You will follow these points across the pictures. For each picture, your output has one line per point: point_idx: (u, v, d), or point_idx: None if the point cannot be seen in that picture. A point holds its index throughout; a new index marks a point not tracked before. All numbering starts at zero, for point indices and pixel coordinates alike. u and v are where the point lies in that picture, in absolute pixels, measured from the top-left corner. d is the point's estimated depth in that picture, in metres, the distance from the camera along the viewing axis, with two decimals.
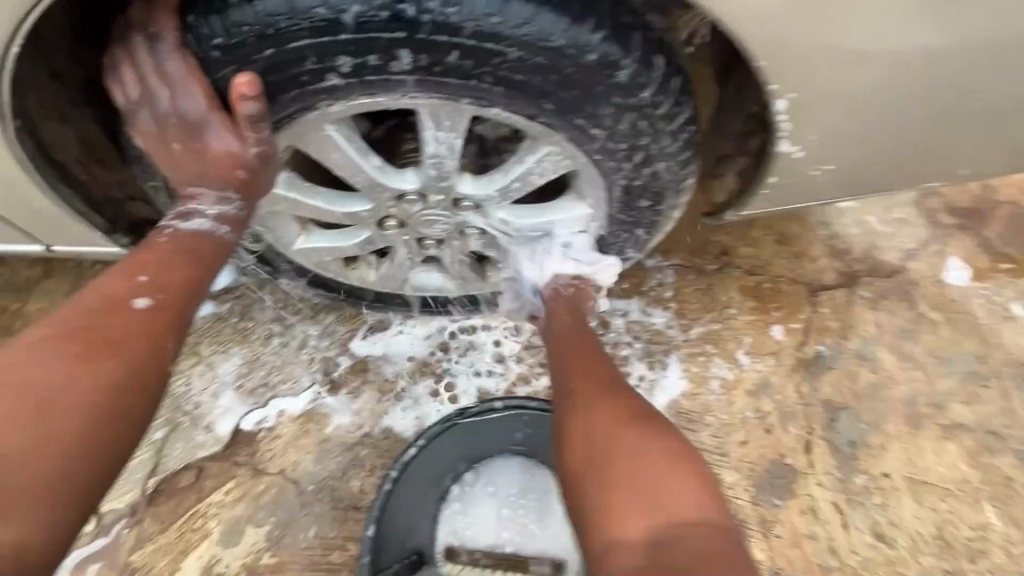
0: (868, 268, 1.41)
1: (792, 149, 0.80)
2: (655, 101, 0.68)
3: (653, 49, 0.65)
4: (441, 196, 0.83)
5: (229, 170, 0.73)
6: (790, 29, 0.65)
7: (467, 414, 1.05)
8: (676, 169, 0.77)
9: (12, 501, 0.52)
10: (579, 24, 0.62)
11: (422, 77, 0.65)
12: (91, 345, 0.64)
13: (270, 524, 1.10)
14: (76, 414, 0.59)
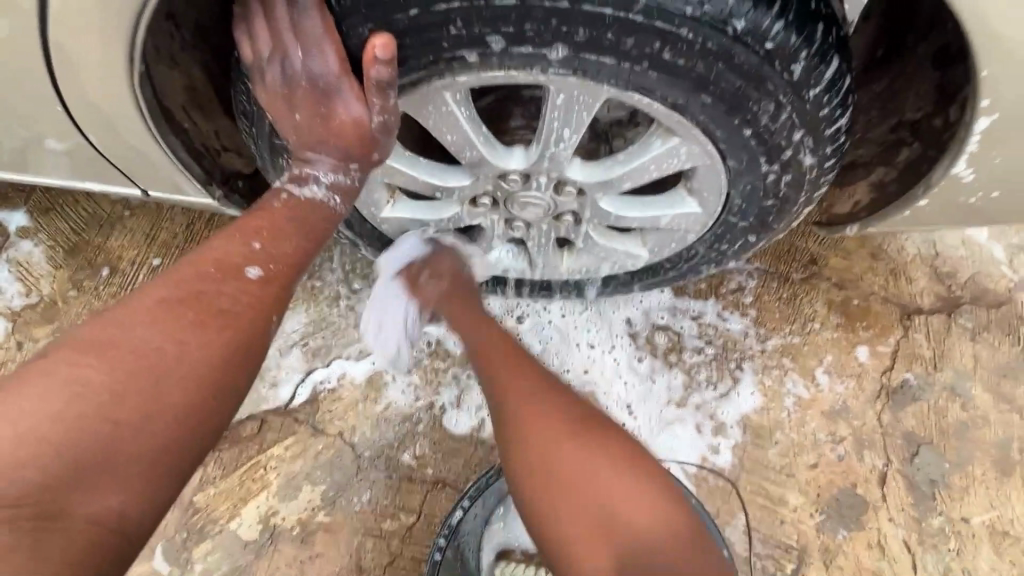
0: (971, 296, 1.29)
1: (964, 170, 0.71)
2: (818, 105, 0.61)
3: (832, 46, 0.59)
4: (545, 179, 0.79)
5: (353, 137, 0.71)
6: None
7: None
8: (815, 177, 0.71)
9: (129, 467, 0.55)
10: (760, 7, 0.55)
11: (574, 54, 0.59)
12: (206, 316, 0.64)
13: (327, 484, 1.12)
14: (180, 394, 0.59)
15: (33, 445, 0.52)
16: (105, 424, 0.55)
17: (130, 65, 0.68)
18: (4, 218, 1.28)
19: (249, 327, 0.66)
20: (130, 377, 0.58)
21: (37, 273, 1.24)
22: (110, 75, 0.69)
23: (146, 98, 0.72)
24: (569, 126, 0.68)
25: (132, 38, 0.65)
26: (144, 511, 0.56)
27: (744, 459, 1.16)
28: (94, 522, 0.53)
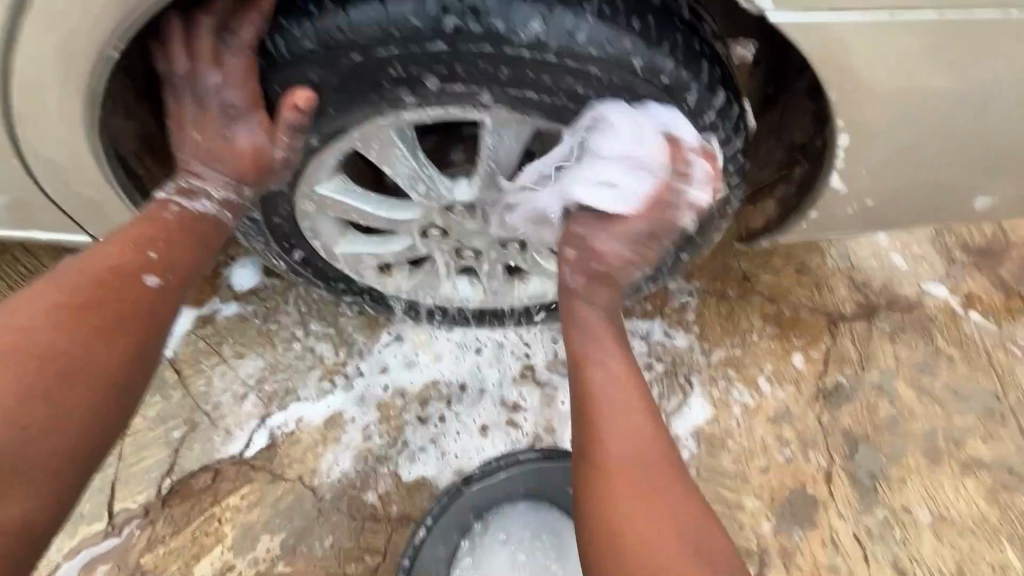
0: (886, 301, 1.43)
1: (838, 185, 0.83)
2: (715, 127, 0.72)
3: (718, 80, 0.70)
4: (488, 209, 0.85)
5: (246, 161, 0.74)
6: (866, 61, 0.67)
7: (473, 479, 1.02)
8: (724, 193, 0.81)
9: (30, 472, 0.56)
10: (653, 48, 0.65)
11: (502, 91, 0.67)
12: (109, 322, 0.65)
13: (286, 532, 1.08)
14: (85, 393, 0.60)
15: None
16: (18, 430, 0.56)
17: (90, 110, 0.70)
18: None
19: (151, 329, 0.68)
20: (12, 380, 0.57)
21: None
22: (69, 120, 0.71)
23: (105, 145, 0.75)
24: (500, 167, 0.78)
25: (94, 85, 0.67)
26: (52, 513, 0.57)
27: (700, 468, 1.20)
28: (9, 519, 0.54)
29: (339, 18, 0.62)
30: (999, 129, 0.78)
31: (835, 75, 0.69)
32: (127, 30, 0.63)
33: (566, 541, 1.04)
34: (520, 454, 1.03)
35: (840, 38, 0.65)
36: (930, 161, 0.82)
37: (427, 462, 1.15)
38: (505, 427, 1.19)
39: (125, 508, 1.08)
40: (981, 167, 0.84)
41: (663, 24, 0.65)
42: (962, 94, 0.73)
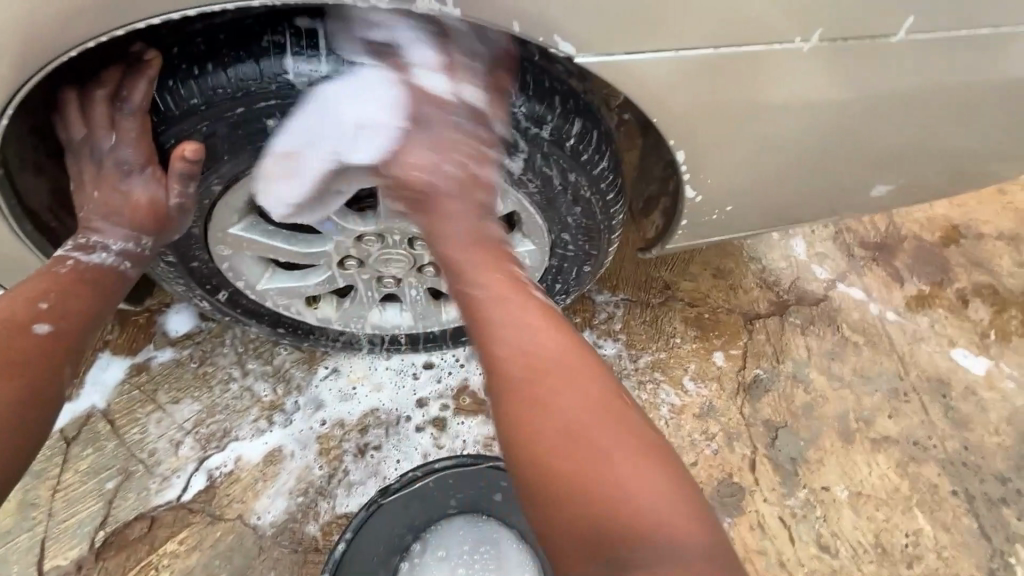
0: (796, 297, 1.55)
1: (693, 194, 0.93)
2: (580, 151, 0.82)
3: (573, 111, 0.80)
4: (398, 237, 0.93)
5: (142, 211, 0.80)
6: (681, 90, 0.77)
7: (390, 492, 1.05)
8: (604, 207, 0.90)
9: None
10: (503, 88, 0.77)
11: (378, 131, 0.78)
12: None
13: (226, 573, 1.08)
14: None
15: None
16: None
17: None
18: None
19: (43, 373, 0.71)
20: None
21: None
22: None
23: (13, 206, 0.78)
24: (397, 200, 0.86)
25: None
26: None
27: None
28: None
29: (218, 76, 0.71)
30: (832, 138, 0.89)
31: (656, 104, 0.78)
32: (14, 101, 0.67)
33: (504, 551, 1.08)
34: (434, 466, 1.07)
35: (649, 74, 0.74)
36: (778, 168, 0.92)
37: (368, 488, 1.17)
38: (443, 447, 1.23)
39: (56, 566, 1.06)
40: (830, 172, 0.96)
41: (512, 67, 0.77)
42: (788, 110, 0.83)
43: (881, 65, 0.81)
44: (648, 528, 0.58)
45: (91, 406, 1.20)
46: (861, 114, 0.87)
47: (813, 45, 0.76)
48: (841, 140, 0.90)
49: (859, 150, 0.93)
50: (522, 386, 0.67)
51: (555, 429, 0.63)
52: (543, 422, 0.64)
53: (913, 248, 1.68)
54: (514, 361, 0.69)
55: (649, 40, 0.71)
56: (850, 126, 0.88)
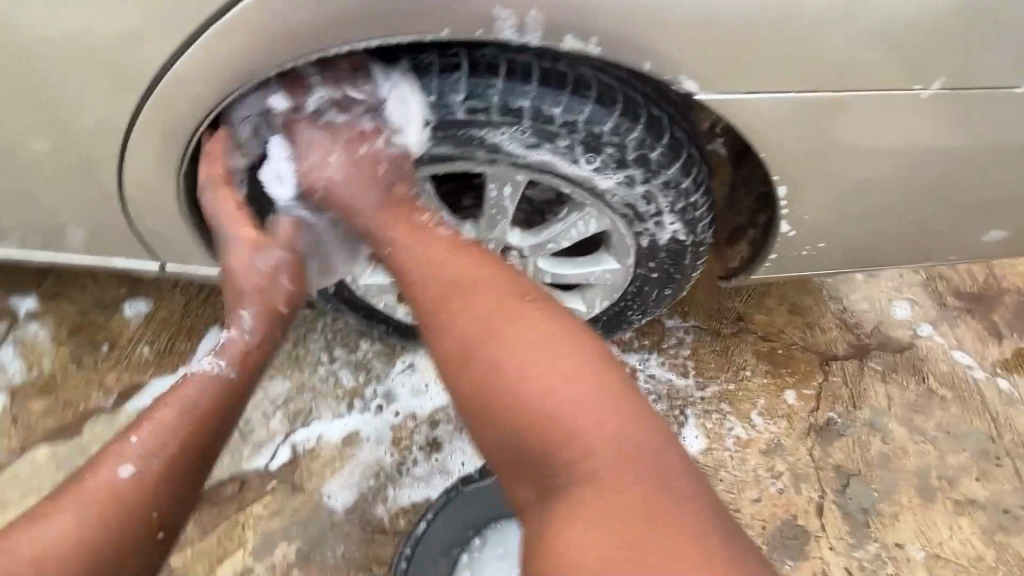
0: (878, 342, 1.49)
1: (788, 229, 0.94)
2: (678, 183, 0.87)
3: (681, 142, 0.85)
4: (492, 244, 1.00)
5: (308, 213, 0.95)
6: (793, 129, 0.79)
7: (471, 482, 1.10)
8: (694, 235, 0.95)
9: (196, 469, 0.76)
10: (621, 115, 0.80)
11: (493, 149, 0.85)
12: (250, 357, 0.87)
13: (302, 540, 1.17)
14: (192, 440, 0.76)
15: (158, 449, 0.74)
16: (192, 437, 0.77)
17: (178, 164, 0.88)
18: (15, 303, 1.42)
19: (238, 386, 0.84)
20: (195, 400, 0.79)
21: (41, 350, 1.37)
22: (162, 169, 0.88)
23: (184, 190, 0.92)
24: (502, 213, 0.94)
25: (186, 146, 0.85)
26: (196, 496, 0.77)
27: None
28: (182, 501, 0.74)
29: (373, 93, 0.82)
30: (941, 181, 0.88)
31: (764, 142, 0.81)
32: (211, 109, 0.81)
33: None
34: None
35: (764, 112, 0.77)
36: (878, 207, 0.91)
37: (433, 480, 1.23)
38: None
39: None
40: (936, 217, 0.94)
41: (632, 97, 0.81)
42: (897, 153, 0.83)
43: (999, 115, 0.81)
44: (691, 542, 0.58)
45: None
46: (975, 161, 0.86)
47: (934, 92, 0.77)
48: (950, 186, 0.89)
49: (969, 197, 0.91)
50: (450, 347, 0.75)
51: (623, 480, 0.62)
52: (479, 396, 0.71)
53: (1014, 302, 1.57)
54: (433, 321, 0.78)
55: (770, 81, 0.74)
56: (962, 171, 0.87)
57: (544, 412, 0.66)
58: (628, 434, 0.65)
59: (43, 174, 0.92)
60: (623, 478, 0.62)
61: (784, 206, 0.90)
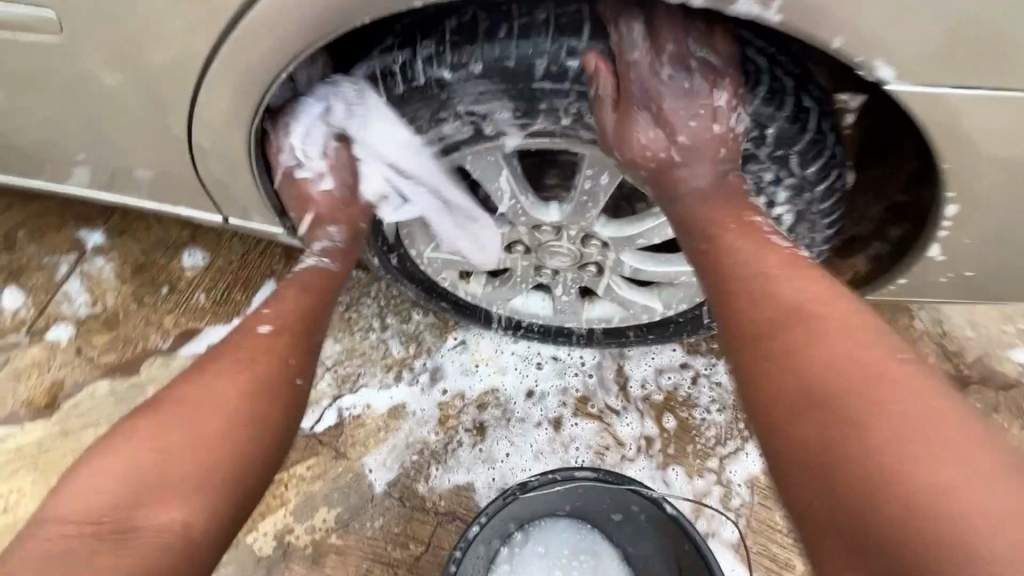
0: (980, 375, 1.33)
1: (939, 253, 0.81)
2: (809, 184, 0.79)
3: (828, 136, 0.75)
4: (575, 232, 0.90)
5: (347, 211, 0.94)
6: (987, 132, 0.66)
7: (529, 488, 0.99)
8: (817, 238, 0.86)
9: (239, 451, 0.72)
10: (765, 100, 0.73)
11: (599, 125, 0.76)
12: (286, 336, 0.84)
13: (342, 507, 1.16)
14: (237, 473, 0.70)
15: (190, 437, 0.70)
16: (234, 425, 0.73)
17: (252, 117, 0.81)
18: (83, 236, 1.44)
19: (284, 412, 0.78)
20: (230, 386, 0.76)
21: (105, 286, 1.38)
22: (230, 118, 0.82)
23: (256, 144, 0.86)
24: (592, 201, 0.85)
25: (260, 98, 0.79)
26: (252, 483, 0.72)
27: (751, 519, 1.17)
28: (239, 487, 0.70)
29: (473, 52, 0.70)
30: None
31: (947, 146, 0.68)
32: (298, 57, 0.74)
33: (605, 567, 1.06)
34: (577, 474, 1.00)
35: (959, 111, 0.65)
36: None
37: (477, 465, 1.19)
38: (555, 445, 1.22)
39: None
40: None
41: (777, 82, 0.73)
42: None
43: None
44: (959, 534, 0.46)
45: None
46: None
47: None
48: None
49: None
50: (883, 365, 0.58)
51: (911, 455, 0.51)
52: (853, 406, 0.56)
53: None
54: (741, 295, 0.70)
55: (984, 74, 0.62)
56: None
57: (792, 370, 0.61)
58: (920, 408, 0.54)
59: (115, 111, 0.87)
60: (915, 455, 0.51)
61: (946, 227, 0.77)
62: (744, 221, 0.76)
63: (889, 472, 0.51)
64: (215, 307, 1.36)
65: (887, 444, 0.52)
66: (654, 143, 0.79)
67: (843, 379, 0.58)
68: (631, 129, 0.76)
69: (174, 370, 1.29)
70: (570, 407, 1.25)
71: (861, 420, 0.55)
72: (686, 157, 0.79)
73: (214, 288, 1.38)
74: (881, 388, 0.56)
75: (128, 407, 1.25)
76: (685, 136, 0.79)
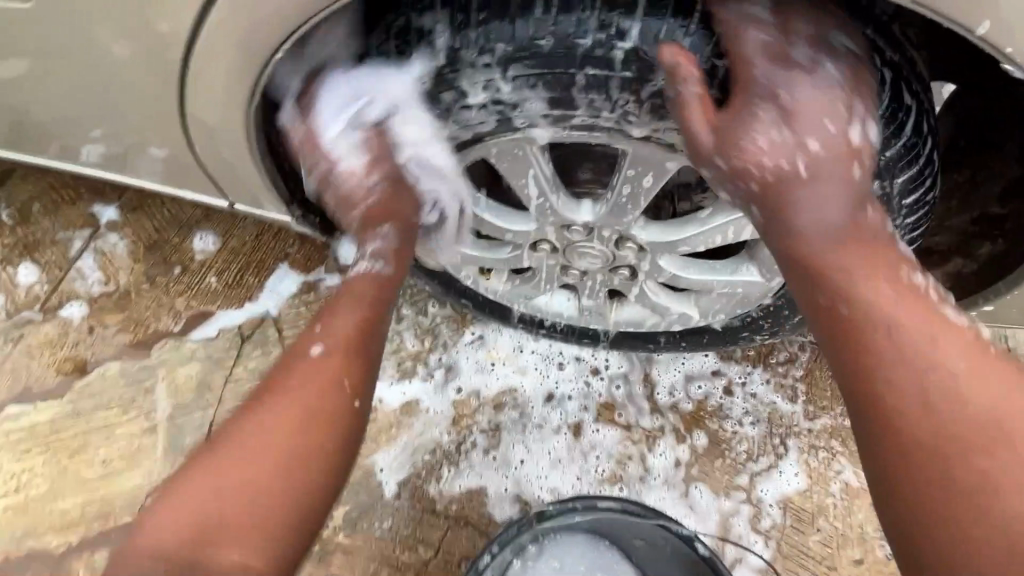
0: None
1: None
2: (901, 197, 0.69)
3: (916, 141, 0.67)
4: (608, 233, 0.80)
5: (382, 208, 0.83)
6: None
7: (546, 518, 0.96)
8: (883, 258, 0.77)
9: (309, 466, 0.68)
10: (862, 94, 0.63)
11: (643, 118, 0.65)
12: (352, 347, 0.77)
13: (350, 505, 1.12)
14: (309, 497, 0.68)
15: (263, 453, 0.68)
16: (300, 444, 0.69)
17: (250, 97, 0.74)
18: (97, 211, 1.40)
19: (346, 437, 0.72)
20: (298, 403, 0.71)
21: (118, 264, 1.35)
22: (230, 96, 0.74)
23: (257, 126, 0.79)
24: (632, 202, 0.75)
25: (258, 75, 0.71)
26: (324, 498, 0.69)
27: (781, 542, 1.09)
28: (312, 505, 0.68)
29: (504, 28, 0.62)
30: None
31: None
32: (298, 29, 0.66)
33: None
34: (597, 505, 0.96)
35: None
36: None
37: (490, 468, 1.13)
38: (575, 452, 1.15)
39: None
40: None
41: (870, 77, 0.64)
42: None
43: None
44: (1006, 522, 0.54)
45: (266, 312, 1.30)
46: None
47: None
48: None
49: None
50: (1017, 423, 0.57)
51: (983, 454, 0.56)
52: (991, 478, 0.55)
53: None
54: (906, 376, 0.59)
55: None
56: None
57: (879, 364, 0.61)
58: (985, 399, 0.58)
59: (117, 86, 0.81)
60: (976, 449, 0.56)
61: None
62: (893, 268, 0.64)
63: (958, 472, 0.56)
64: (227, 290, 1.32)
65: (960, 445, 0.57)
66: (779, 149, 0.64)
67: (917, 373, 0.59)
68: (744, 130, 0.63)
69: (185, 354, 1.26)
70: (590, 412, 1.18)
71: (934, 419, 0.58)
72: (815, 167, 0.64)
73: (226, 271, 1.34)
74: (948, 381, 0.59)
75: (138, 391, 1.22)
76: (819, 142, 0.64)
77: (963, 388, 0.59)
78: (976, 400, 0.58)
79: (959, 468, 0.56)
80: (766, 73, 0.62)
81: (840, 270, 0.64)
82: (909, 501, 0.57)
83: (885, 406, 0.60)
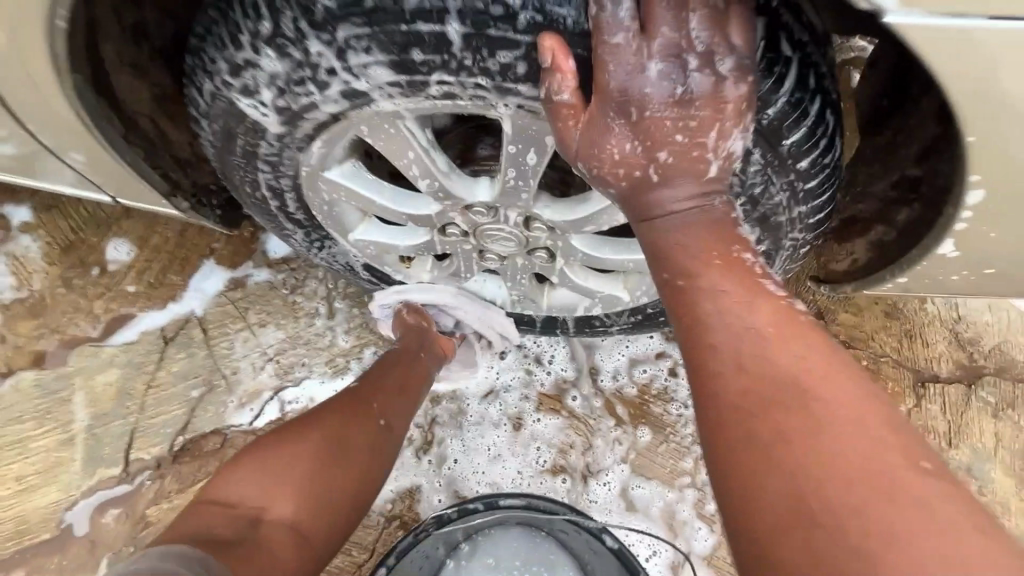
0: (995, 367, 1.18)
1: (951, 251, 0.70)
2: (795, 166, 0.63)
3: (806, 95, 0.59)
4: (513, 214, 0.75)
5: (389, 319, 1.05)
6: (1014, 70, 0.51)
7: (446, 523, 0.94)
8: (799, 227, 0.70)
9: (355, 472, 0.80)
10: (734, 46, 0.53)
11: (504, 81, 0.57)
12: (406, 387, 0.95)
13: None
14: (345, 501, 0.77)
15: (346, 476, 0.77)
16: (341, 446, 0.80)
17: (63, 74, 0.65)
18: (7, 211, 1.31)
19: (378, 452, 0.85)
20: (359, 424, 0.84)
21: (30, 267, 1.27)
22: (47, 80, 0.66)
23: (92, 111, 0.71)
24: (526, 180, 0.69)
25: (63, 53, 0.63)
26: (357, 503, 0.79)
27: None
28: (343, 507, 0.77)
29: None
30: None
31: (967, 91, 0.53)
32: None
33: None
34: (500, 502, 0.95)
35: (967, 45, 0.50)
36: None
37: (425, 465, 1.09)
38: (515, 446, 1.11)
39: (140, 458, 1.12)
40: None
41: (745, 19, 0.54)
42: None
43: None
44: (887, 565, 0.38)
45: (190, 312, 1.23)
46: None
47: None
48: None
49: None
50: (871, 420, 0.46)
51: (841, 463, 0.43)
52: (844, 502, 0.41)
53: None
54: (730, 364, 0.51)
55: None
56: None
57: (703, 356, 0.52)
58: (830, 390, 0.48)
59: None
60: (836, 457, 0.43)
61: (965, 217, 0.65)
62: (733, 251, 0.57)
63: (808, 486, 0.43)
64: (148, 292, 1.24)
65: (808, 449, 0.44)
66: (632, 160, 0.56)
67: (750, 362, 0.50)
68: (601, 137, 0.55)
69: (103, 360, 1.19)
70: (529, 401, 1.14)
71: (771, 417, 0.47)
72: (667, 177, 0.57)
73: (146, 271, 1.26)
74: (784, 371, 0.49)
75: (53, 402, 1.16)
76: (670, 153, 0.56)
77: (808, 379, 0.48)
78: (824, 399, 0.47)
79: (801, 481, 0.44)
80: (644, 84, 0.53)
81: (679, 254, 0.57)
82: (744, 522, 0.45)
83: (712, 399, 0.51)
